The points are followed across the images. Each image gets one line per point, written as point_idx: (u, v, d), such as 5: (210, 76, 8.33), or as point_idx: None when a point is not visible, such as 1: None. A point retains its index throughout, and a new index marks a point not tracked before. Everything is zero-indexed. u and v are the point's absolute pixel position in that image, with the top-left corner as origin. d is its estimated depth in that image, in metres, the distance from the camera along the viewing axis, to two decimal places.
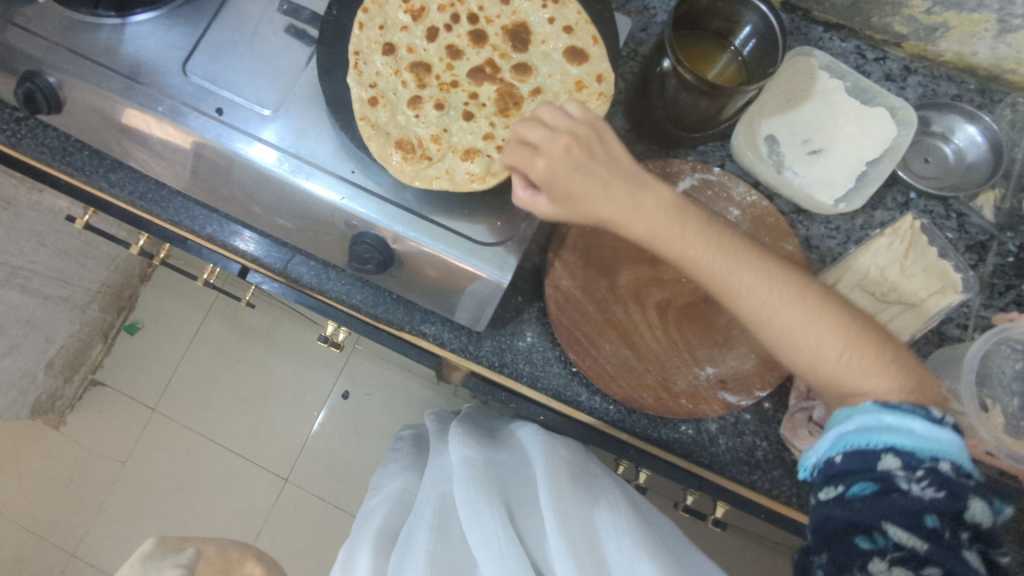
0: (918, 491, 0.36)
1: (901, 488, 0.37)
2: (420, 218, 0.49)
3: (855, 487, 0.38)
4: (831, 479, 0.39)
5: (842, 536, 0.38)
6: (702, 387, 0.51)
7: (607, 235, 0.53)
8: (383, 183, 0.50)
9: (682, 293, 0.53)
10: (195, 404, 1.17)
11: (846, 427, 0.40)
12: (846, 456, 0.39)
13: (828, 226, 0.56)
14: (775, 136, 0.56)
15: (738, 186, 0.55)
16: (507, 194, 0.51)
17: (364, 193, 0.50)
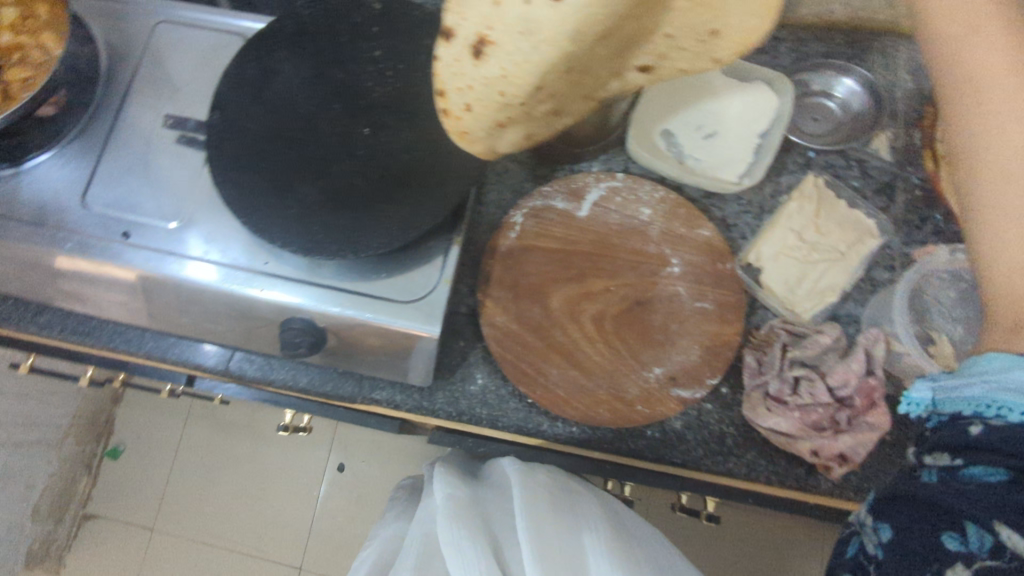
0: None
1: None
2: (346, 293, 0.50)
3: (980, 468, 0.30)
4: (957, 449, 0.32)
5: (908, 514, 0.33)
6: (654, 390, 0.51)
7: (530, 263, 0.55)
8: (299, 268, 0.50)
9: (612, 302, 0.53)
10: (192, 515, 1.14)
11: (999, 384, 0.31)
12: (987, 428, 0.30)
13: (740, 202, 0.57)
14: (668, 130, 0.58)
15: (644, 186, 0.57)
16: (421, 248, 0.51)
17: (291, 282, 0.50)
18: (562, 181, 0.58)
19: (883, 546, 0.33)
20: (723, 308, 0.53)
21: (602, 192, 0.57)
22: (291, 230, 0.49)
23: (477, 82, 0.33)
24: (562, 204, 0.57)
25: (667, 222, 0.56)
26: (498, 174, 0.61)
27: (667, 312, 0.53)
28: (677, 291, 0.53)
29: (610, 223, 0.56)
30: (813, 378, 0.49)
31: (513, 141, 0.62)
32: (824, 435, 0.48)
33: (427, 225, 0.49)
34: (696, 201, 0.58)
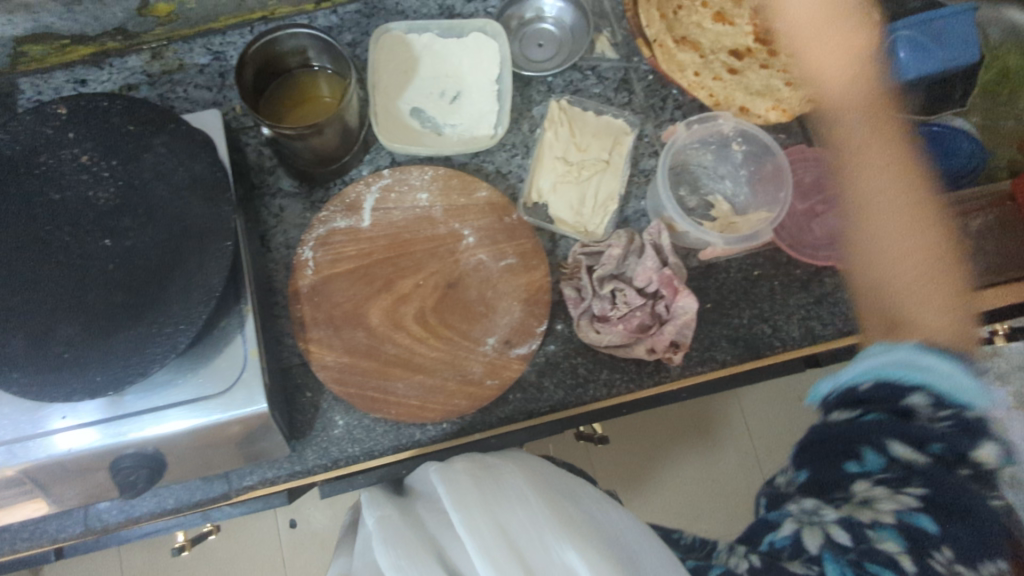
0: (937, 427, 0.32)
1: (920, 424, 0.32)
2: (164, 411, 0.47)
3: (869, 414, 0.34)
4: (848, 401, 0.35)
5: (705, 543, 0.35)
6: (496, 358, 0.53)
7: (337, 292, 0.54)
8: (103, 408, 0.47)
9: (427, 294, 0.54)
10: None
11: (875, 360, 0.35)
12: (877, 380, 0.34)
13: (506, 148, 0.59)
14: (415, 108, 0.58)
15: (412, 172, 0.57)
16: (213, 330, 0.49)
17: (115, 420, 0.47)
18: (334, 200, 0.56)
19: (794, 482, 0.36)
20: (525, 256, 0.54)
21: (377, 194, 0.56)
22: (69, 374, 0.44)
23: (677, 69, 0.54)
24: (343, 222, 0.56)
25: (447, 196, 0.56)
26: (275, 216, 0.59)
27: (479, 283, 0.54)
28: (480, 258, 0.55)
29: (396, 221, 0.56)
30: (623, 286, 0.52)
31: (276, 176, 0.60)
32: (650, 331, 0.52)
33: (203, 311, 0.46)
34: (468, 164, 0.58)
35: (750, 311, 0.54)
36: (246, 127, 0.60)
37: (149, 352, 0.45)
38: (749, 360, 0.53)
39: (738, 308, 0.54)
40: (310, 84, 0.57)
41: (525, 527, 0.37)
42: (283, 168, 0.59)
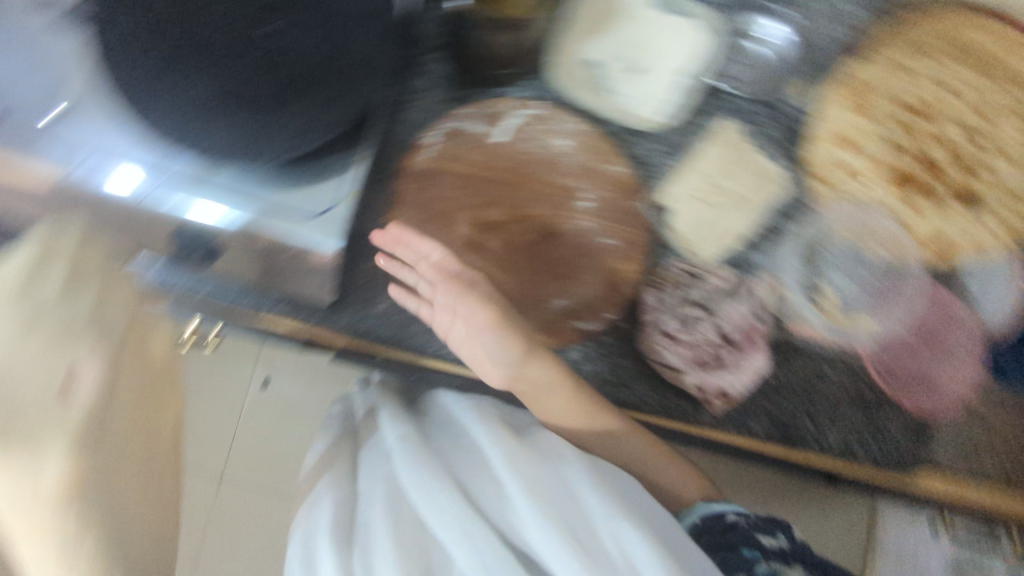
0: (746, 518, 0.55)
1: (742, 520, 0.55)
2: (259, 205, 0.44)
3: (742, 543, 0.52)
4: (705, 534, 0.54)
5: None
6: (555, 318, 0.53)
7: (438, 188, 0.52)
8: (190, 176, 0.42)
9: (522, 234, 0.52)
10: None
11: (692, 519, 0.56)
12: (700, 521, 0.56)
13: (661, 144, 0.54)
14: (594, 61, 0.55)
15: (566, 117, 0.54)
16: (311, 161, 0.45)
17: (196, 186, 0.42)
18: (479, 103, 0.54)
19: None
20: (628, 248, 0.53)
21: (524, 119, 0.53)
22: (169, 116, 0.41)
23: (861, 132, 0.53)
24: (477, 127, 0.53)
25: (582, 156, 0.53)
26: (415, 93, 0.53)
27: (575, 249, 0.52)
28: (586, 227, 0.52)
29: (529, 154, 0.53)
30: (703, 317, 0.53)
31: (433, 56, 0.54)
32: (707, 370, 0.52)
33: (319, 140, 0.43)
34: (614, 138, 0.54)
35: (801, 405, 0.53)
36: None
37: (263, 149, 0.42)
38: (775, 442, 0.53)
39: (793, 395, 0.53)
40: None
41: (559, 491, 0.45)
42: (445, 53, 0.54)
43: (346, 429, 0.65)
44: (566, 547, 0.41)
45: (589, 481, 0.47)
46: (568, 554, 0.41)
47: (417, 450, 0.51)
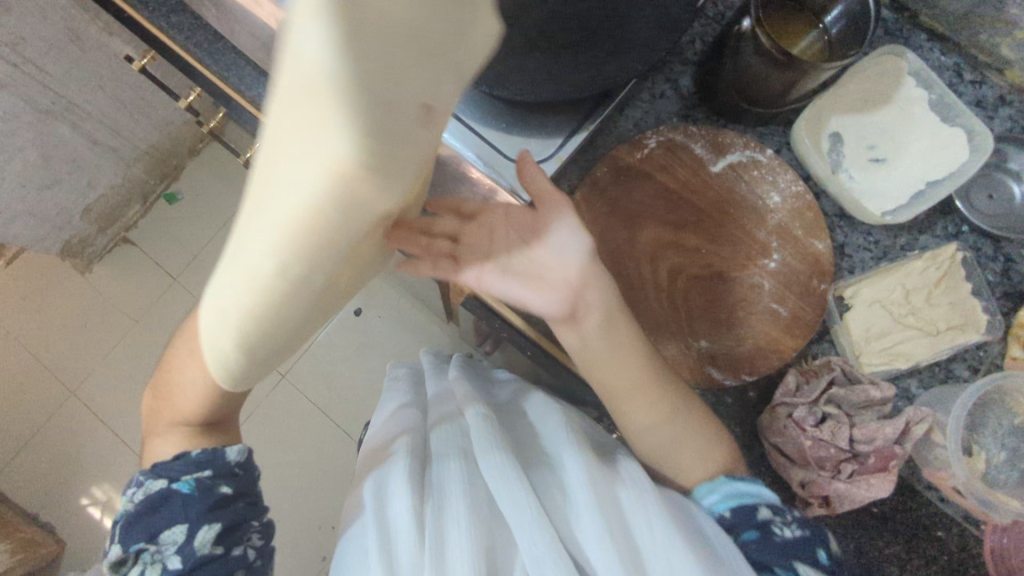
0: (790, 531, 0.42)
1: (776, 529, 0.42)
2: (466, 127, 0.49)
3: (745, 535, 0.43)
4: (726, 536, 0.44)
5: (220, 476, 0.46)
6: (692, 357, 0.50)
7: (638, 190, 0.52)
8: None
9: (696, 263, 0.51)
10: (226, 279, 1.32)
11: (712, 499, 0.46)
12: (732, 512, 0.44)
13: (868, 237, 0.53)
14: (841, 136, 0.53)
15: (787, 172, 0.52)
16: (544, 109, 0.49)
17: None
18: (711, 128, 0.53)
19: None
20: (794, 320, 0.50)
21: (743, 158, 0.52)
22: None
23: None
24: (699, 150, 0.53)
25: (788, 218, 0.51)
26: (651, 96, 0.56)
27: (742, 299, 0.50)
28: (761, 284, 0.51)
29: (735, 192, 0.52)
30: (842, 422, 0.46)
31: (683, 70, 0.56)
32: (821, 473, 0.47)
33: (558, 96, 0.46)
34: (826, 215, 0.53)
35: (897, 551, 0.50)
36: (710, 16, 0.56)
37: (502, 80, 0.46)
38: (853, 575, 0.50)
39: (892, 536, 0.50)
40: (799, 32, 0.51)
41: (619, 505, 0.42)
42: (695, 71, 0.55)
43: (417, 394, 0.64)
44: (619, 564, 0.39)
45: (649, 492, 0.43)
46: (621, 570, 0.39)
47: (492, 422, 0.49)
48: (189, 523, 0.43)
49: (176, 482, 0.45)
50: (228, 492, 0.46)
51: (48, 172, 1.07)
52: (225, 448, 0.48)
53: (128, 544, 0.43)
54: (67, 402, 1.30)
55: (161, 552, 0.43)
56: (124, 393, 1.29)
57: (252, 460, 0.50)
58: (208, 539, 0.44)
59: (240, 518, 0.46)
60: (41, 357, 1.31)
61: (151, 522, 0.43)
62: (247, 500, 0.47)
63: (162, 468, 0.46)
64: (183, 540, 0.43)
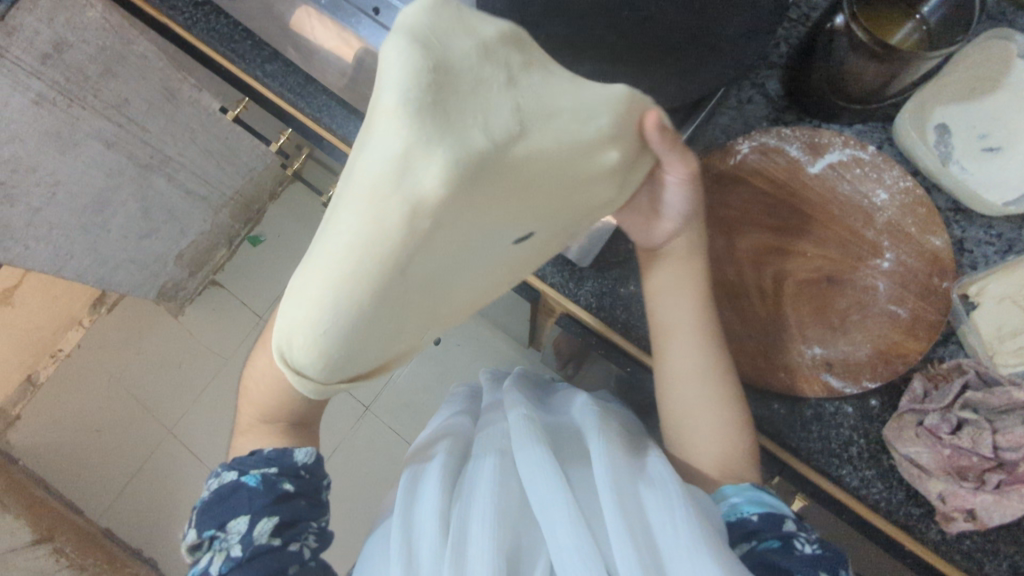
0: (810, 547, 0.41)
1: (798, 540, 0.41)
2: None
3: (766, 543, 0.42)
4: (745, 537, 0.42)
5: (284, 474, 0.47)
6: (805, 365, 0.48)
7: (734, 197, 0.51)
8: None
9: (803, 268, 0.49)
10: None
11: (739, 499, 0.44)
12: (761, 515, 0.43)
13: (989, 231, 0.50)
14: (948, 126, 0.50)
15: (893, 168, 0.50)
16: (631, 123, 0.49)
17: None
18: (806, 129, 0.51)
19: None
20: (916, 322, 0.48)
21: (844, 157, 0.50)
22: None
23: None
24: (795, 152, 0.51)
25: (899, 216, 0.49)
26: (738, 102, 0.54)
27: (856, 301, 0.48)
28: (875, 286, 0.48)
29: (839, 192, 0.50)
30: (983, 428, 0.44)
31: (770, 74, 0.54)
32: (964, 485, 0.44)
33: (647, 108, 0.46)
34: (940, 211, 0.51)
35: None
36: (794, 18, 0.55)
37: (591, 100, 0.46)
38: None
39: None
40: (893, 24, 0.49)
41: (638, 503, 0.40)
42: (782, 74, 0.54)
43: (471, 408, 0.62)
44: (629, 542, 0.38)
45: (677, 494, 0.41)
46: (628, 546, 0.37)
47: (535, 428, 0.47)
48: (250, 515, 0.44)
49: (245, 475, 0.46)
50: (290, 490, 0.46)
51: (147, 223, 1.15)
52: (294, 448, 0.49)
53: (203, 528, 0.45)
54: (164, 440, 1.36)
55: (227, 538, 0.44)
56: (217, 430, 1.35)
57: (320, 466, 0.51)
58: (266, 531, 0.44)
59: (297, 515, 0.46)
60: (141, 398, 1.39)
61: (220, 511, 0.45)
62: (310, 499, 0.48)
63: (238, 461, 0.48)
64: (244, 532, 0.44)
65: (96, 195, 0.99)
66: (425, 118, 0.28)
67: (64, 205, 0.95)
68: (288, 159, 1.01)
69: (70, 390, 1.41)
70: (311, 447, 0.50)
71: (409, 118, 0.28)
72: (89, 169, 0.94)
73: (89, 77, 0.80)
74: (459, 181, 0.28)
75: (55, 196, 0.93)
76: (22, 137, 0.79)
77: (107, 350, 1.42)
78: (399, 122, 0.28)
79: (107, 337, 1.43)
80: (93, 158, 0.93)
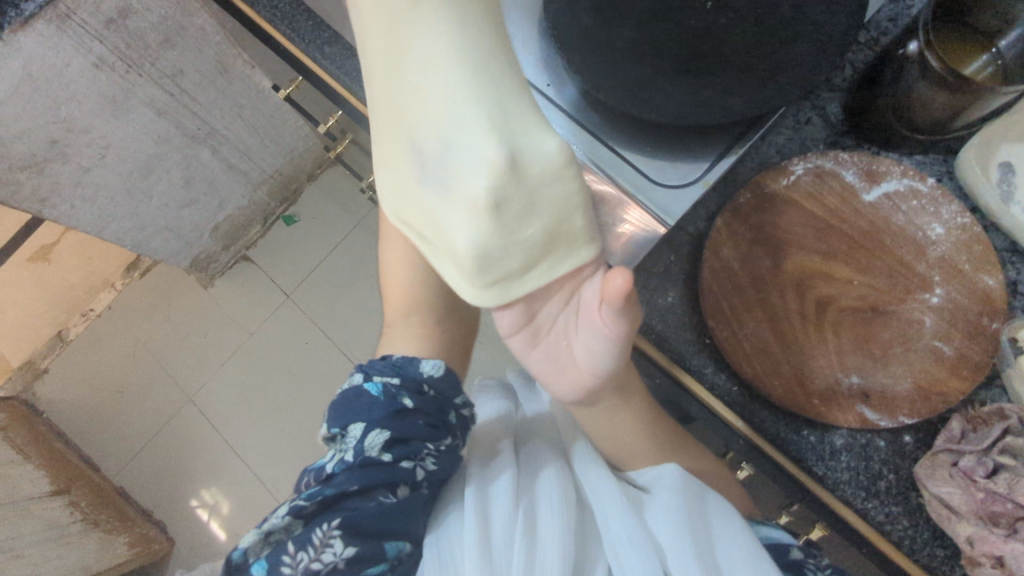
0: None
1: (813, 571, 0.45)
2: (602, 145, 0.49)
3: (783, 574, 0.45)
4: None
5: (405, 387, 0.49)
6: (841, 395, 0.47)
7: (784, 218, 0.50)
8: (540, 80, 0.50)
9: (847, 295, 0.48)
10: (335, 297, 1.40)
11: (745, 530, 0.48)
12: (772, 545, 0.46)
13: None
14: (1013, 164, 0.49)
15: (951, 203, 0.49)
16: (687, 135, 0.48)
17: (552, 106, 0.49)
18: (864, 155, 0.51)
19: None
20: (961, 361, 0.47)
21: (900, 187, 0.50)
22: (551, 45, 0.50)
23: None
24: (851, 178, 0.50)
25: (953, 252, 0.48)
26: (796, 122, 0.54)
27: (899, 334, 0.48)
28: (921, 320, 0.48)
29: (893, 222, 0.49)
30: (1021, 475, 0.43)
31: (832, 97, 0.54)
32: (994, 530, 0.43)
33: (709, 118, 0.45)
34: (997, 250, 0.50)
35: None
36: (863, 43, 0.54)
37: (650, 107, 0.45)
38: None
39: None
40: (971, 54, 0.48)
41: (713, 534, 0.42)
42: (845, 98, 0.53)
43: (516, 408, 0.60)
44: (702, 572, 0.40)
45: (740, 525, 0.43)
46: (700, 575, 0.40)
47: (594, 453, 0.50)
48: (367, 424, 0.46)
49: (368, 383, 0.49)
50: (408, 406, 0.47)
51: (188, 193, 1.17)
52: (420, 362, 0.51)
53: (333, 425, 0.48)
54: (182, 406, 1.38)
55: (346, 442, 0.46)
56: (236, 401, 1.37)
57: (450, 385, 0.51)
58: (377, 443, 0.45)
59: (410, 432, 0.46)
60: (165, 364, 1.41)
61: (345, 412, 0.48)
62: (428, 417, 0.48)
63: (369, 367, 0.51)
64: (359, 439, 0.46)
65: (143, 162, 1.02)
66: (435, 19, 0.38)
67: (111, 169, 0.98)
68: (332, 142, 1.02)
69: (97, 349, 1.44)
70: (440, 362, 0.52)
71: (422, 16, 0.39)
72: (139, 135, 0.96)
73: (149, 45, 0.82)
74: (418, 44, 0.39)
75: (104, 158, 0.95)
76: (80, 99, 0.81)
77: (136, 314, 1.45)
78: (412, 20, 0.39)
79: (137, 300, 1.46)
80: (144, 125, 0.95)
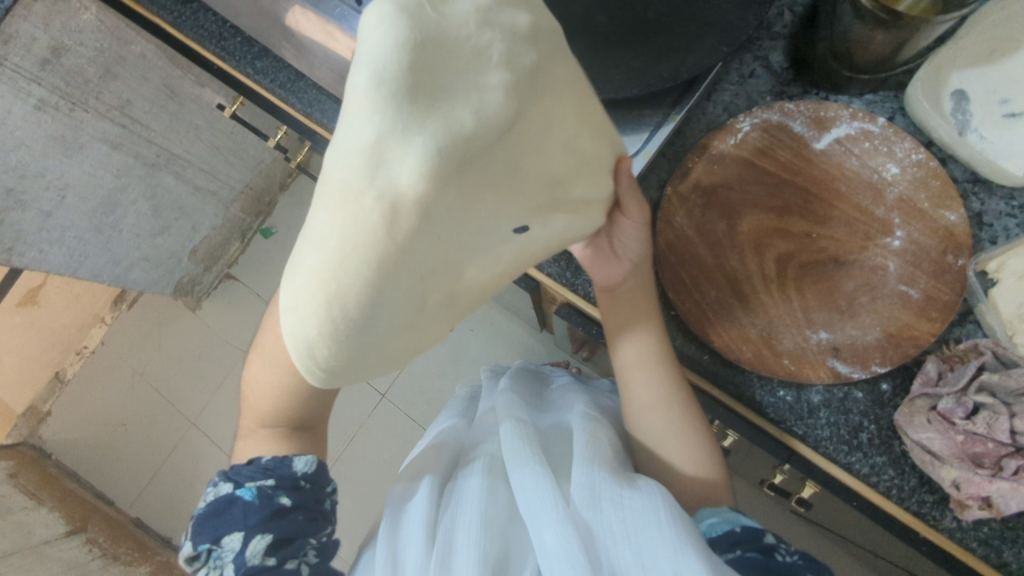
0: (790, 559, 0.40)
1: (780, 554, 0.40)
2: None
3: (748, 553, 0.40)
4: (730, 545, 0.41)
5: (281, 486, 0.48)
6: (811, 352, 0.46)
7: (736, 179, 0.49)
8: None
9: (807, 249, 0.47)
10: None
11: (713, 517, 0.44)
12: (743, 527, 0.42)
13: (1010, 202, 0.48)
14: (965, 93, 0.47)
15: (904, 140, 0.47)
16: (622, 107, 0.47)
17: None
18: (811, 103, 0.49)
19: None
20: (928, 302, 0.46)
21: (852, 130, 0.48)
22: None
23: None
24: (799, 128, 0.49)
25: (911, 190, 0.47)
26: (740, 76, 0.52)
27: (864, 282, 0.46)
28: (885, 266, 0.46)
29: (846, 168, 0.48)
30: (999, 412, 0.42)
31: (773, 46, 0.52)
32: (979, 472, 0.42)
33: (640, 89, 0.44)
34: (956, 183, 0.49)
35: None
36: None
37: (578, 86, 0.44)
38: None
39: None
40: None
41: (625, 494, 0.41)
42: (787, 44, 0.51)
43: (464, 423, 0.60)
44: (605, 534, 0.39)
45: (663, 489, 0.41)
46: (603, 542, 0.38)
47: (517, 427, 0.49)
48: (245, 531, 0.45)
49: (241, 488, 0.47)
50: (286, 504, 0.47)
51: (157, 220, 1.15)
52: (293, 458, 0.49)
53: (199, 542, 0.46)
54: (187, 431, 1.39)
55: (222, 555, 0.45)
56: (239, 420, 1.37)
57: (323, 473, 0.51)
58: (259, 549, 0.45)
59: (291, 531, 0.46)
60: (164, 392, 1.41)
61: (216, 525, 0.46)
62: (309, 511, 0.48)
63: (235, 471, 0.49)
64: (238, 548, 0.45)
65: (104, 196, 1.00)
66: (400, 107, 0.28)
67: (73, 208, 0.96)
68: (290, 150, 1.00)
69: (96, 385, 1.44)
70: (313, 456, 0.50)
71: (385, 103, 0.28)
72: (96, 170, 0.94)
73: (89, 80, 0.80)
74: (434, 173, 0.30)
75: (65, 198, 0.93)
76: (26, 143, 0.79)
77: (130, 346, 1.45)
78: (370, 111, 0.29)
79: (128, 333, 1.46)
80: (99, 160, 0.93)
